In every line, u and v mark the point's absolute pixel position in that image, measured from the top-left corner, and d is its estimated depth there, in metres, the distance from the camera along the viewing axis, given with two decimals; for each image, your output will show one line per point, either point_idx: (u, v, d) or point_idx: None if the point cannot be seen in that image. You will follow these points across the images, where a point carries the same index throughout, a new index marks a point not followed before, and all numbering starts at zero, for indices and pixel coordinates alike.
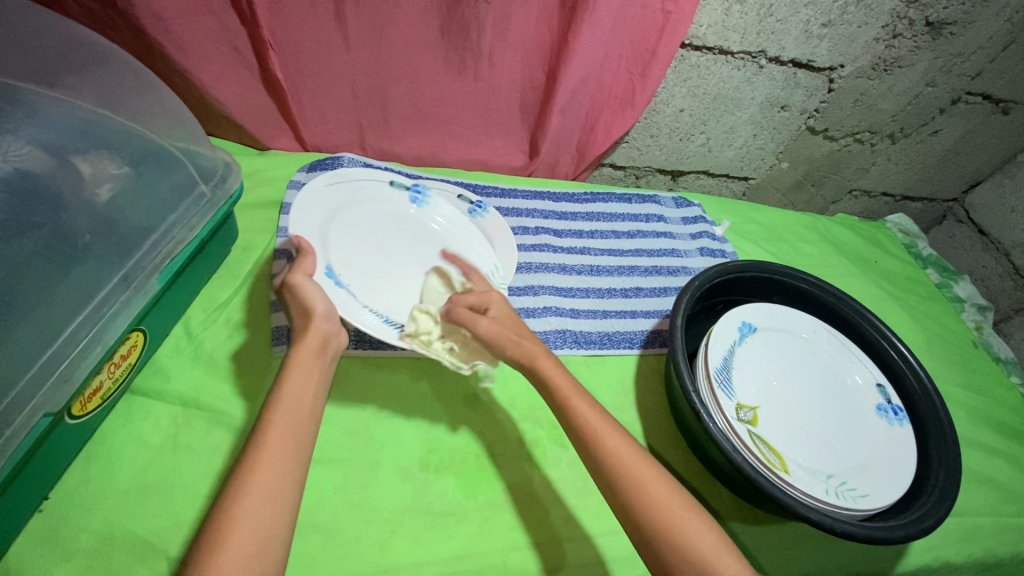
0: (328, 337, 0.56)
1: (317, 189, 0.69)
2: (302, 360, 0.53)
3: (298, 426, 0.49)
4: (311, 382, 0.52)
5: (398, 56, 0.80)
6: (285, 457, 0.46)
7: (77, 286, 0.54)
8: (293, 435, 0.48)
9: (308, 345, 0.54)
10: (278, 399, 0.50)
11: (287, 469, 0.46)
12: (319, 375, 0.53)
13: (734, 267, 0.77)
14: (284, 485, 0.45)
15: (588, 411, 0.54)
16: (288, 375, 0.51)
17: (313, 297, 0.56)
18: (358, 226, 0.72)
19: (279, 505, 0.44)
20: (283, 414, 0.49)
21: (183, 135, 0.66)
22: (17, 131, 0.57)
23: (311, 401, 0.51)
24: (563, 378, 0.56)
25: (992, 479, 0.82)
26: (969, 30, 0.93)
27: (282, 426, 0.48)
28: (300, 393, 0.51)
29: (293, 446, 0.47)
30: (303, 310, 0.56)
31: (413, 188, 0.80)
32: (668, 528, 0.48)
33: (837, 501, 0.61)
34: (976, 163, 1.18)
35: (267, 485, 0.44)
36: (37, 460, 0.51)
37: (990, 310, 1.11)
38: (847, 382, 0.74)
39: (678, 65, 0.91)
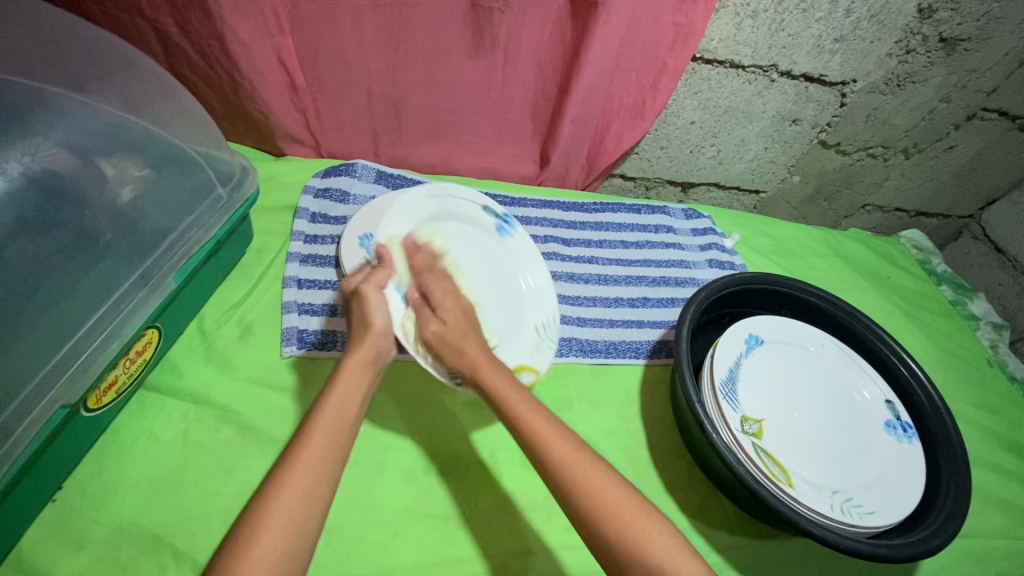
0: (380, 351, 0.56)
1: (410, 199, 0.72)
2: (355, 369, 0.53)
3: (341, 435, 0.49)
4: (360, 390, 0.52)
5: (413, 66, 0.82)
6: (326, 461, 0.47)
7: (98, 282, 0.56)
8: (334, 443, 0.48)
9: (360, 354, 0.55)
10: (325, 404, 0.50)
11: (326, 472, 0.46)
12: (367, 385, 0.53)
13: (742, 279, 0.77)
14: (320, 489, 0.45)
15: (518, 395, 0.55)
16: (338, 381, 0.52)
17: (374, 312, 0.57)
18: (438, 248, 0.73)
19: (312, 508, 0.44)
20: (328, 421, 0.49)
21: (204, 139, 0.69)
22: (46, 134, 0.58)
23: (357, 411, 0.51)
24: (504, 377, 0.56)
25: (1006, 501, 0.80)
26: (983, 46, 0.92)
27: (326, 433, 0.48)
28: (347, 402, 0.51)
29: (334, 451, 0.48)
30: (363, 321, 0.57)
31: (503, 217, 0.80)
32: (639, 549, 0.46)
33: (842, 517, 0.60)
34: (992, 180, 1.16)
35: (303, 486, 0.45)
36: (53, 450, 0.52)
37: (1006, 328, 1.09)
38: (855, 398, 0.73)
39: (689, 78, 0.91)
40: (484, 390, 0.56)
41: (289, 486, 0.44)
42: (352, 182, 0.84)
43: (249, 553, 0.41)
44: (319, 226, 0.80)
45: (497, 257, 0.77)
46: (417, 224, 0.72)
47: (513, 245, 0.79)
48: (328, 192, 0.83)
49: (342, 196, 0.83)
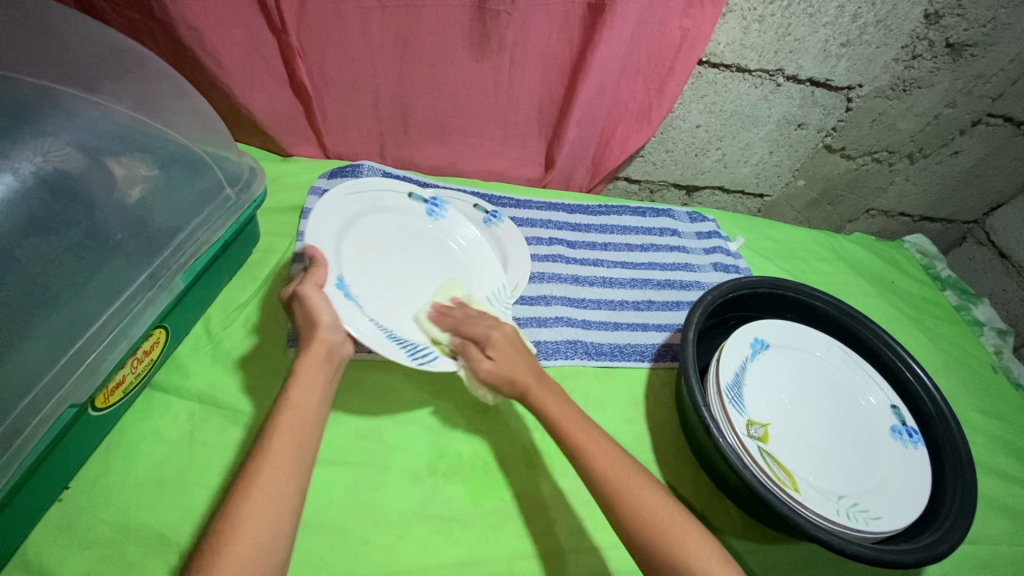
0: (333, 347, 0.55)
1: (336, 199, 0.67)
2: (309, 368, 0.53)
3: (303, 439, 0.50)
4: (315, 392, 0.53)
5: (420, 69, 0.82)
6: (292, 465, 0.48)
7: (108, 282, 0.56)
8: (296, 445, 0.49)
9: (313, 354, 0.54)
10: (283, 409, 0.51)
11: (293, 473, 0.47)
12: (323, 385, 0.53)
13: (747, 283, 0.77)
14: (287, 491, 0.46)
15: (552, 398, 0.59)
16: (294, 384, 0.52)
17: (319, 308, 0.55)
18: (371, 245, 0.69)
19: (282, 509, 0.45)
20: (288, 425, 0.50)
21: (213, 139, 0.69)
22: (57, 133, 0.58)
23: (315, 413, 0.52)
24: (554, 400, 0.59)
25: (1011, 507, 0.80)
26: (989, 52, 0.92)
27: (291, 439, 0.49)
28: (303, 405, 0.51)
29: (298, 455, 0.49)
30: (311, 318, 0.55)
31: (431, 202, 0.77)
32: (665, 542, 0.50)
33: (848, 522, 0.60)
34: (996, 186, 1.16)
35: (275, 488, 0.46)
36: (61, 449, 0.52)
37: (1010, 334, 1.09)
38: (861, 403, 0.73)
39: (695, 82, 0.92)
40: (528, 398, 0.59)
41: (257, 489, 0.45)
42: None
43: (221, 555, 0.42)
44: None
45: (423, 233, 0.74)
46: (344, 225, 0.67)
47: (442, 223, 0.76)
48: None
49: None
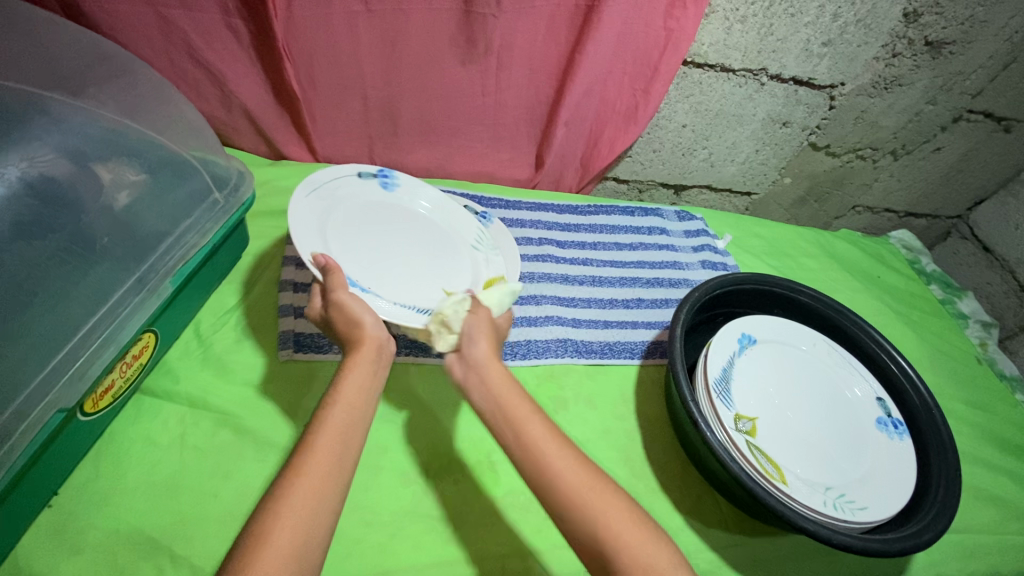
0: (380, 345, 0.55)
1: (298, 203, 0.66)
2: (359, 366, 0.53)
3: (350, 435, 0.49)
4: (365, 388, 0.52)
5: (407, 72, 0.83)
6: (336, 461, 0.46)
7: (95, 286, 0.56)
8: (342, 442, 0.48)
9: (363, 354, 0.54)
10: (335, 401, 0.50)
11: (338, 470, 0.46)
12: (375, 382, 0.53)
13: (734, 279, 0.78)
14: (328, 491, 0.45)
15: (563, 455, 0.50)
16: (343, 382, 0.52)
17: (358, 312, 0.56)
18: (346, 237, 0.69)
19: (322, 506, 0.44)
20: (337, 419, 0.49)
21: (200, 145, 0.69)
22: (42, 138, 0.59)
23: (365, 405, 0.51)
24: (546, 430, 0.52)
25: (997, 497, 0.81)
26: (968, 49, 0.94)
27: (333, 438, 0.48)
28: (352, 398, 0.51)
29: (344, 450, 0.47)
30: (350, 319, 0.56)
31: (380, 174, 0.77)
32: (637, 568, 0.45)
33: (835, 513, 0.61)
34: (979, 181, 1.18)
35: (317, 482, 0.45)
36: (49, 456, 0.52)
37: (995, 326, 1.10)
38: (846, 395, 0.74)
39: (681, 82, 0.93)
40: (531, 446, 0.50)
41: (299, 486, 0.44)
42: None
43: (259, 552, 0.40)
44: None
45: (392, 211, 0.76)
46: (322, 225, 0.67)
47: (402, 192, 0.79)
48: None
49: None
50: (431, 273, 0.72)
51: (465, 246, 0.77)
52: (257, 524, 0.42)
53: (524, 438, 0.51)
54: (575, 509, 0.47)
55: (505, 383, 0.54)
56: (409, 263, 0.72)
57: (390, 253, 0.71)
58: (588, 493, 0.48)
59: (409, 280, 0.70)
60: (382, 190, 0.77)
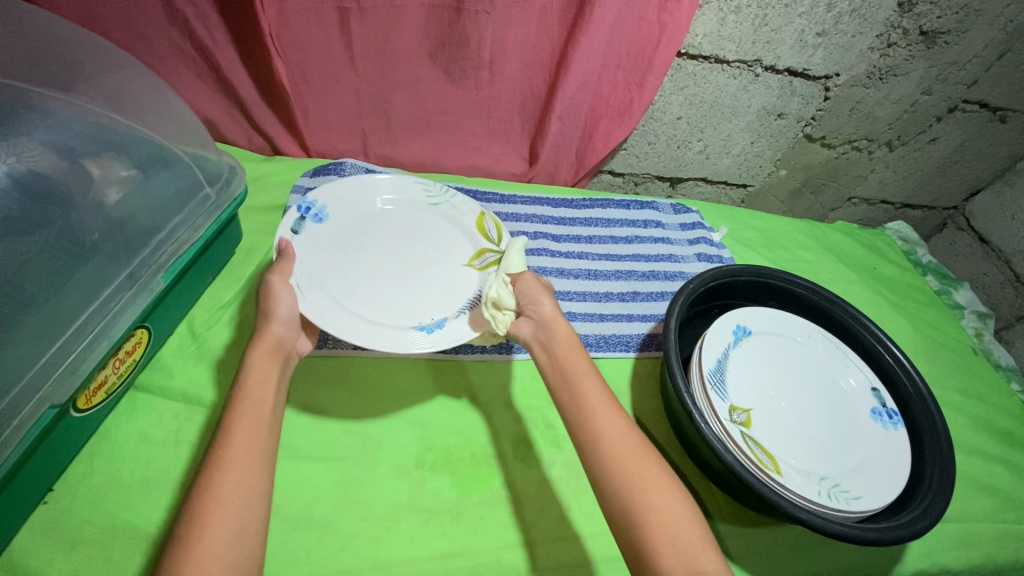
0: (280, 339, 0.59)
1: (310, 309, 0.61)
2: (263, 357, 0.56)
3: (264, 427, 0.51)
4: (269, 383, 0.55)
5: (399, 66, 0.82)
6: (254, 456, 0.48)
7: (86, 282, 0.56)
8: (257, 436, 0.50)
9: (263, 344, 0.58)
10: (241, 397, 0.52)
11: (259, 465, 0.48)
12: (277, 375, 0.56)
13: (729, 271, 0.78)
14: (254, 485, 0.47)
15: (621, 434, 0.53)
16: (246, 378, 0.54)
17: (280, 299, 0.60)
18: (367, 295, 0.67)
19: (252, 505, 0.46)
20: (245, 413, 0.51)
21: (191, 140, 0.69)
22: (30, 134, 0.59)
23: (274, 400, 0.54)
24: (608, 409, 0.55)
25: (992, 486, 0.81)
26: (963, 39, 0.94)
27: (248, 434, 0.49)
28: (260, 394, 0.53)
29: (259, 445, 0.49)
30: (269, 315, 0.60)
31: (304, 213, 0.70)
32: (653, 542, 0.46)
33: (830, 502, 0.61)
34: (975, 172, 1.18)
35: (244, 478, 0.46)
36: (43, 452, 0.52)
37: (991, 317, 1.11)
38: (841, 386, 0.74)
39: (675, 74, 0.92)
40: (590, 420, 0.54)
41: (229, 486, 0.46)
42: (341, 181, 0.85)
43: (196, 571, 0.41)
44: None
45: (342, 230, 0.72)
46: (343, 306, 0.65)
47: (336, 216, 0.73)
48: None
49: None
50: (426, 253, 0.74)
51: (430, 218, 0.78)
52: (191, 522, 0.43)
53: (577, 402, 0.56)
54: (617, 475, 0.50)
55: (568, 342, 0.61)
56: (401, 259, 0.73)
57: (395, 267, 0.72)
58: (631, 463, 0.51)
59: (416, 270, 0.72)
60: (322, 224, 0.71)
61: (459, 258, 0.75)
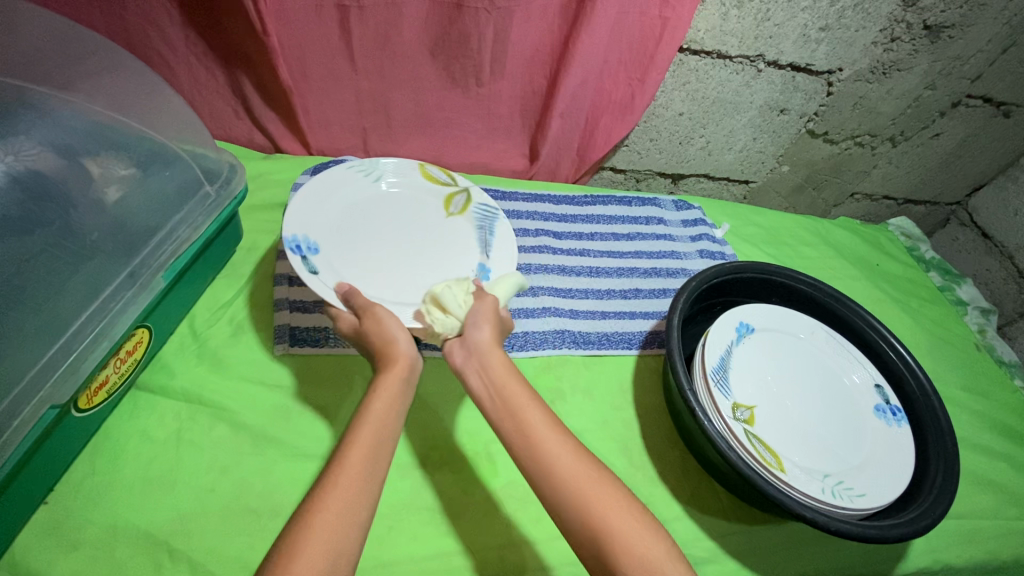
0: (409, 363, 0.55)
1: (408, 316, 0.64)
2: (387, 385, 0.52)
3: (376, 453, 0.48)
4: (394, 410, 0.51)
5: (399, 62, 0.82)
6: (365, 480, 0.46)
7: (86, 281, 0.56)
8: (371, 460, 0.47)
9: (394, 372, 0.53)
10: (363, 420, 0.50)
11: (365, 488, 0.45)
12: (403, 403, 0.52)
13: (732, 268, 0.78)
14: (359, 505, 0.44)
15: (572, 458, 0.51)
16: (371, 403, 0.51)
17: (393, 332, 0.56)
18: (411, 275, 0.71)
19: (351, 523, 0.43)
20: (363, 437, 0.48)
21: (190, 137, 0.68)
22: (29, 132, 0.59)
23: (392, 426, 0.50)
24: (553, 430, 0.53)
25: (995, 482, 0.81)
26: (967, 33, 0.93)
27: (362, 454, 0.47)
28: (382, 419, 0.50)
29: (372, 469, 0.47)
30: (383, 336, 0.56)
31: (300, 249, 0.64)
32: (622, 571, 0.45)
33: (833, 500, 0.61)
34: (978, 167, 1.17)
35: (345, 497, 0.44)
36: (45, 452, 0.52)
37: (994, 313, 1.10)
38: (844, 383, 0.74)
39: (677, 69, 0.92)
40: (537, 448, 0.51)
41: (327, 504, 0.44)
42: None
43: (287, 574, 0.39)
44: None
45: (335, 244, 0.68)
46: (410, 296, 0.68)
47: (320, 237, 0.67)
48: None
49: None
50: (405, 225, 0.75)
51: (410, 193, 0.78)
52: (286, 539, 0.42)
53: (526, 438, 0.52)
54: (573, 507, 0.48)
55: (504, 368, 0.56)
56: (393, 227, 0.74)
57: (400, 245, 0.73)
58: (584, 491, 0.49)
59: (413, 235, 0.75)
60: (319, 252, 0.66)
61: (436, 211, 0.78)
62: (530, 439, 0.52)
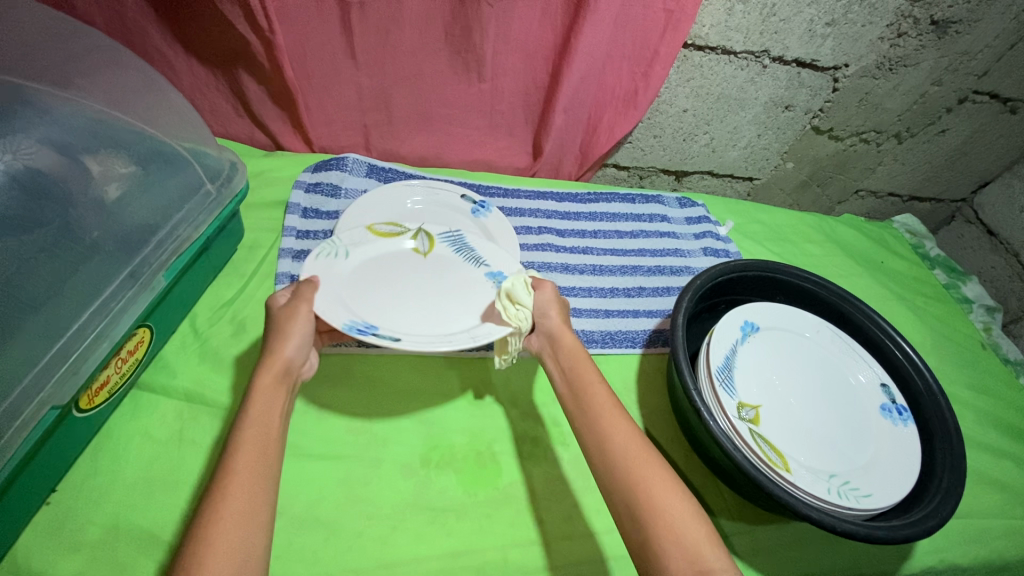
0: (291, 365, 0.55)
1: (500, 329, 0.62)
2: (267, 386, 0.52)
3: (267, 453, 0.48)
4: (274, 409, 0.51)
5: (402, 57, 0.81)
6: (256, 478, 0.46)
7: (86, 281, 0.55)
8: (262, 462, 0.47)
9: (273, 371, 0.54)
10: (247, 420, 0.50)
11: (259, 485, 0.46)
12: (281, 403, 0.52)
13: (737, 266, 0.77)
14: (257, 503, 0.45)
15: (631, 438, 0.52)
16: (252, 402, 0.51)
17: (297, 327, 0.56)
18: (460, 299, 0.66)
19: (250, 524, 0.43)
20: (250, 440, 0.48)
21: (191, 135, 0.68)
22: (28, 131, 0.58)
23: (277, 428, 0.50)
24: (619, 412, 0.55)
25: (1001, 482, 0.81)
26: (974, 28, 0.92)
27: (252, 453, 0.47)
28: (266, 419, 0.50)
29: (264, 469, 0.47)
30: (281, 334, 0.56)
31: (363, 330, 0.58)
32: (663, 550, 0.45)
33: (839, 500, 0.60)
34: (984, 164, 1.16)
35: (245, 497, 0.44)
36: (46, 452, 0.52)
37: (999, 311, 1.09)
38: (850, 382, 0.73)
39: (681, 65, 0.91)
40: (598, 427, 0.54)
41: (227, 506, 0.44)
42: (343, 176, 0.84)
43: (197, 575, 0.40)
44: (311, 222, 0.79)
45: (373, 317, 0.61)
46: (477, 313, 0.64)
47: (358, 313, 0.61)
48: (320, 186, 0.82)
49: (333, 190, 0.82)
50: (407, 277, 0.67)
51: (383, 251, 0.69)
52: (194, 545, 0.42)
53: (588, 411, 0.55)
54: (629, 483, 0.49)
55: (578, 352, 0.61)
56: (395, 274, 0.67)
57: (419, 291, 0.67)
58: (642, 467, 0.50)
59: (416, 269, 0.69)
60: (374, 325, 0.60)
61: (407, 256, 0.69)
62: (597, 417, 0.54)
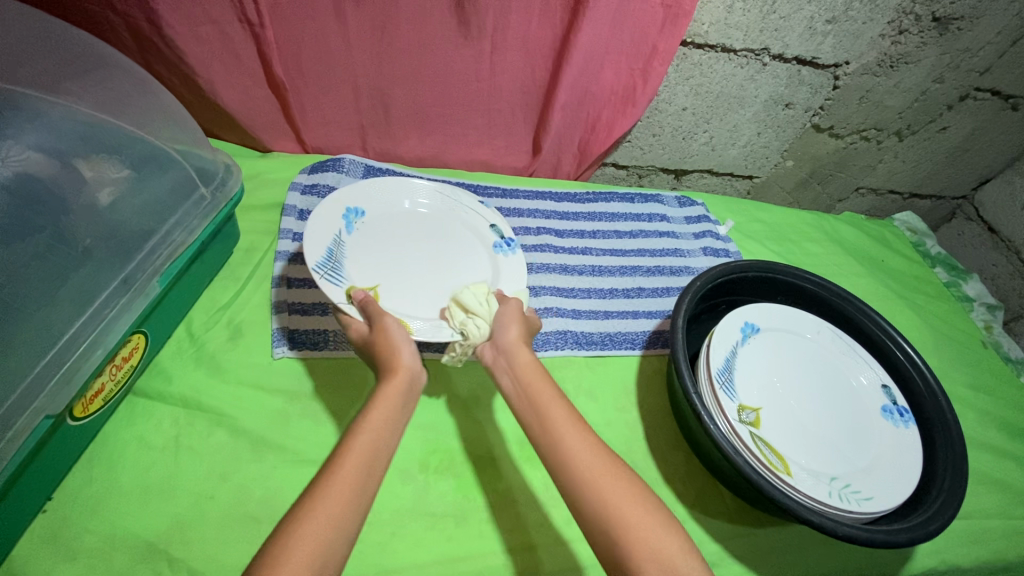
0: (412, 378, 0.54)
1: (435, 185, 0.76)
2: (388, 396, 0.52)
3: (374, 461, 0.47)
4: (392, 420, 0.50)
5: (399, 58, 0.80)
6: (359, 483, 0.45)
7: (79, 288, 0.55)
8: (367, 469, 0.46)
9: (394, 384, 0.53)
10: (360, 429, 0.49)
11: (355, 497, 0.44)
12: (401, 417, 0.52)
13: (737, 268, 0.77)
14: (350, 513, 0.44)
15: (591, 456, 0.50)
16: (374, 410, 0.50)
17: (398, 339, 0.56)
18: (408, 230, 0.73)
19: (342, 527, 0.43)
20: (362, 446, 0.47)
21: (183, 138, 0.67)
22: (18, 136, 0.57)
23: (389, 440, 0.49)
24: (579, 430, 0.52)
25: (1002, 482, 0.80)
26: (976, 25, 0.91)
27: (359, 459, 0.46)
28: (381, 428, 0.49)
29: (368, 479, 0.46)
30: (391, 351, 0.55)
31: (506, 240, 0.74)
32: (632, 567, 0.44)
33: (841, 503, 0.60)
34: (985, 160, 1.16)
35: (337, 506, 0.43)
36: (40, 462, 0.51)
37: (1000, 308, 1.09)
38: (850, 384, 0.73)
39: (680, 64, 0.90)
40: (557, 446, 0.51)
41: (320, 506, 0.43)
42: (340, 177, 0.83)
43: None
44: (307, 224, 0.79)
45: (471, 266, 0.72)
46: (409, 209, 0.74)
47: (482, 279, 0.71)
48: (316, 188, 0.82)
49: (330, 191, 0.82)
50: (421, 278, 0.69)
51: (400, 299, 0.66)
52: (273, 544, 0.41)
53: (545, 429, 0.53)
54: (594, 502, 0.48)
55: (532, 367, 0.57)
56: (407, 287, 0.68)
57: (415, 265, 0.70)
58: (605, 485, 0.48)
59: (381, 270, 0.68)
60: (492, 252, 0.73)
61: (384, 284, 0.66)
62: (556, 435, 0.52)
